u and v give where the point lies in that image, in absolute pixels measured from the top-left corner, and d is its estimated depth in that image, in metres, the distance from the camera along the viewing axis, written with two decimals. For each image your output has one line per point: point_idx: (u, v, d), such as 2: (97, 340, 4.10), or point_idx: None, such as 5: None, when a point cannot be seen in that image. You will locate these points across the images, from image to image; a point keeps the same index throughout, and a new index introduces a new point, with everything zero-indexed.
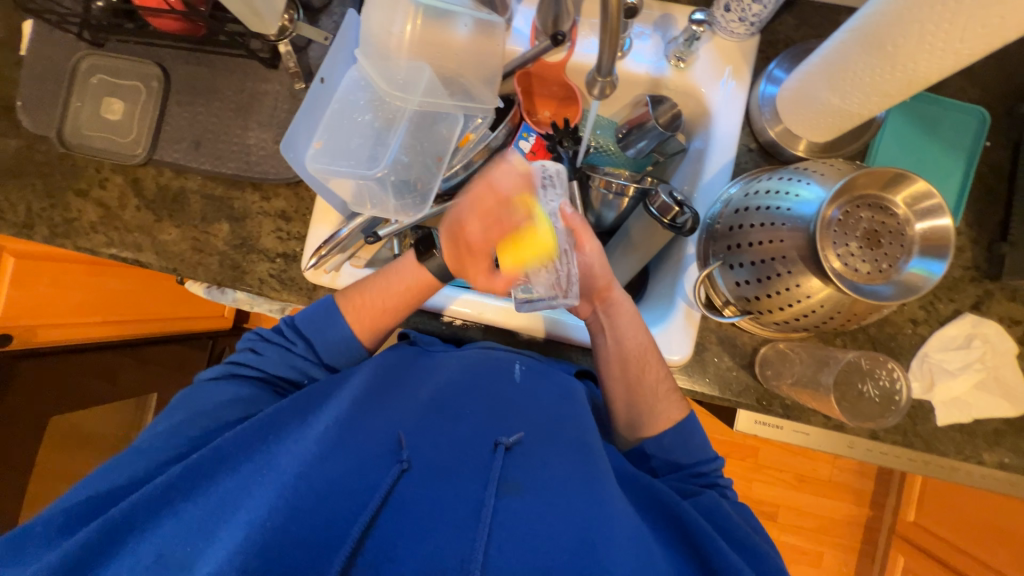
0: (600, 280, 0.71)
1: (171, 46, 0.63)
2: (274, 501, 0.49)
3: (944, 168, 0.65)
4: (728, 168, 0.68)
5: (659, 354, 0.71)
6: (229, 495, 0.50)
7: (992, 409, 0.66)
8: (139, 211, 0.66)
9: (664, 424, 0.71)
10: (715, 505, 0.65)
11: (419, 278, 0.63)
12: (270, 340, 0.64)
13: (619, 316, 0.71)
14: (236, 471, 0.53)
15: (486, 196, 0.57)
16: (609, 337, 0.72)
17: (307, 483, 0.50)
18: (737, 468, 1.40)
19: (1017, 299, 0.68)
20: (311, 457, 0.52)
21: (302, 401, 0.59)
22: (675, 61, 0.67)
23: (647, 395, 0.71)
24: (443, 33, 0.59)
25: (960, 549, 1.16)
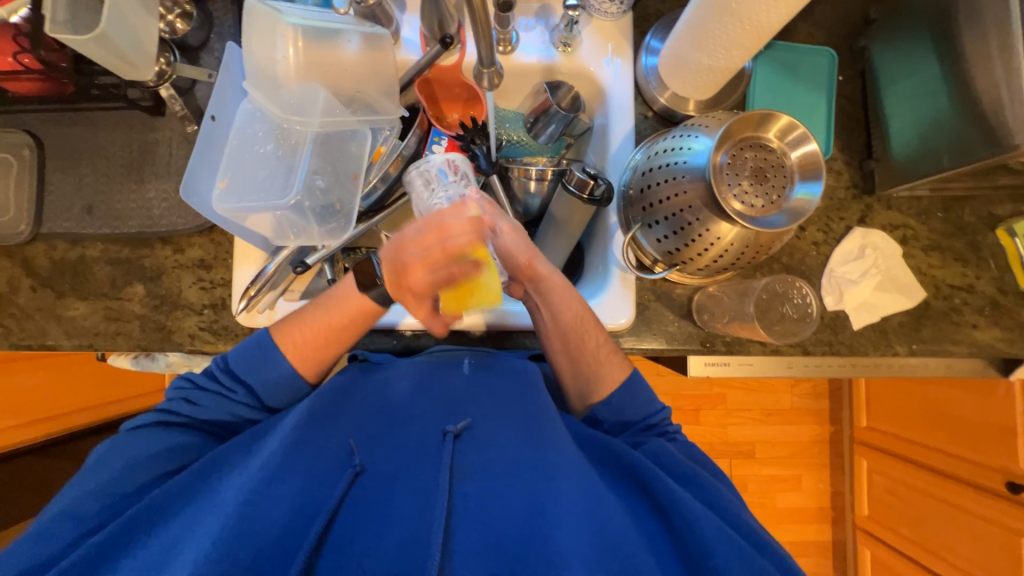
0: (519, 257, 0.65)
1: (45, 110, 0.71)
2: (218, 529, 0.50)
3: (808, 107, 0.76)
4: (631, 136, 0.75)
5: (598, 320, 0.68)
6: (184, 536, 0.51)
7: (893, 305, 0.74)
8: (36, 291, 0.72)
9: (611, 387, 0.66)
10: (660, 447, 0.62)
11: (360, 305, 0.64)
12: (202, 387, 0.62)
13: (551, 292, 0.66)
14: (195, 507, 0.54)
15: (437, 246, 0.55)
16: (546, 313, 0.66)
17: (260, 506, 0.52)
18: (711, 418, 1.65)
19: (894, 207, 0.76)
20: (254, 482, 0.53)
21: (251, 437, 0.60)
22: (562, 47, 0.75)
23: (589, 363, 0.66)
24: (330, 52, 0.64)
25: (911, 440, 1.44)
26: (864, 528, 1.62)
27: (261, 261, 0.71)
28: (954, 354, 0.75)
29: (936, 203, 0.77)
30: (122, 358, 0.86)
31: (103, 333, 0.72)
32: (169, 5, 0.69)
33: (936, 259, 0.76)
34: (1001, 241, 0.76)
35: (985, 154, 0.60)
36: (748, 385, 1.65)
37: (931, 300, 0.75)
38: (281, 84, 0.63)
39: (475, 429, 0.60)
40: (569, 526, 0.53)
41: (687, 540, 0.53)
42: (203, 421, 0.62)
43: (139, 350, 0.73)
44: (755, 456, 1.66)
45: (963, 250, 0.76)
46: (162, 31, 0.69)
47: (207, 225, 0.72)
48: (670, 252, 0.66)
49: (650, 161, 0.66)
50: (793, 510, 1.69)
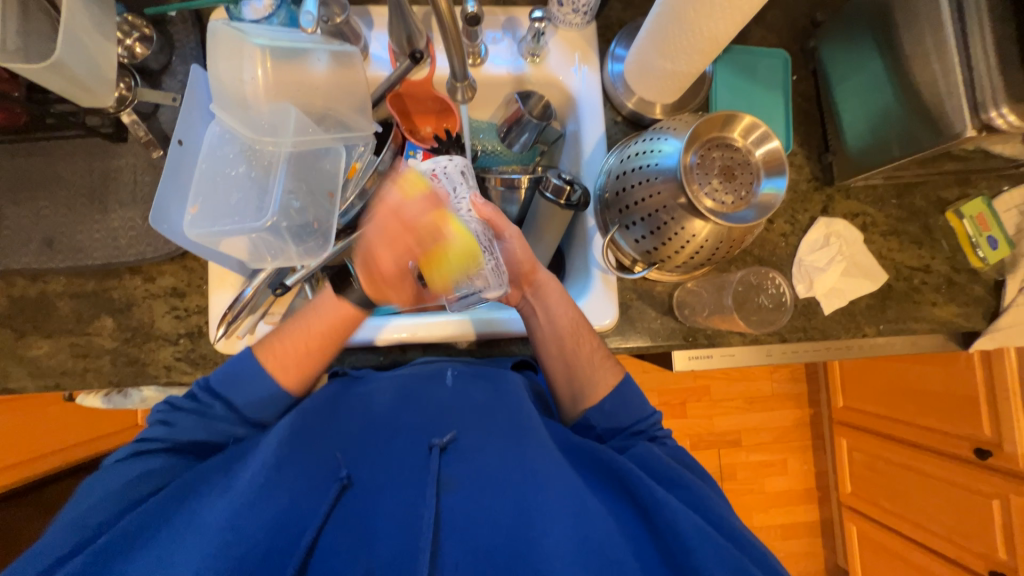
0: (521, 264, 0.68)
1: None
2: (198, 555, 0.48)
3: (768, 105, 0.79)
4: (603, 141, 0.77)
5: (593, 329, 0.70)
6: (158, 564, 0.48)
7: (860, 288, 0.78)
8: None
9: (604, 392, 0.67)
10: (646, 452, 0.63)
11: (340, 315, 0.64)
12: (182, 408, 0.61)
13: (548, 295, 0.69)
14: (171, 532, 0.50)
15: (396, 227, 0.59)
16: (542, 319, 0.69)
17: (243, 529, 0.50)
18: (697, 410, 1.68)
19: (853, 196, 0.81)
20: (236, 504, 0.51)
21: (227, 460, 0.58)
22: (531, 58, 0.76)
23: (583, 368, 0.68)
24: (300, 73, 0.64)
25: (886, 417, 1.51)
26: (848, 505, 1.67)
27: (238, 285, 0.70)
28: (917, 331, 0.79)
29: (890, 190, 0.82)
30: (92, 396, 0.83)
31: (71, 371, 0.69)
32: (127, 30, 0.67)
33: (894, 242, 0.81)
34: (950, 222, 0.81)
35: (930, 143, 0.64)
36: (730, 374, 1.70)
37: (893, 282, 0.80)
38: (250, 105, 0.62)
39: (461, 440, 0.61)
40: (557, 533, 0.53)
41: (670, 543, 0.54)
42: (186, 443, 0.60)
43: (111, 386, 0.70)
44: (742, 444, 1.71)
45: (918, 233, 0.81)
46: (121, 56, 0.67)
47: (179, 252, 0.69)
48: (648, 251, 0.68)
49: (624, 164, 0.68)
50: (781, 493, 1.74)
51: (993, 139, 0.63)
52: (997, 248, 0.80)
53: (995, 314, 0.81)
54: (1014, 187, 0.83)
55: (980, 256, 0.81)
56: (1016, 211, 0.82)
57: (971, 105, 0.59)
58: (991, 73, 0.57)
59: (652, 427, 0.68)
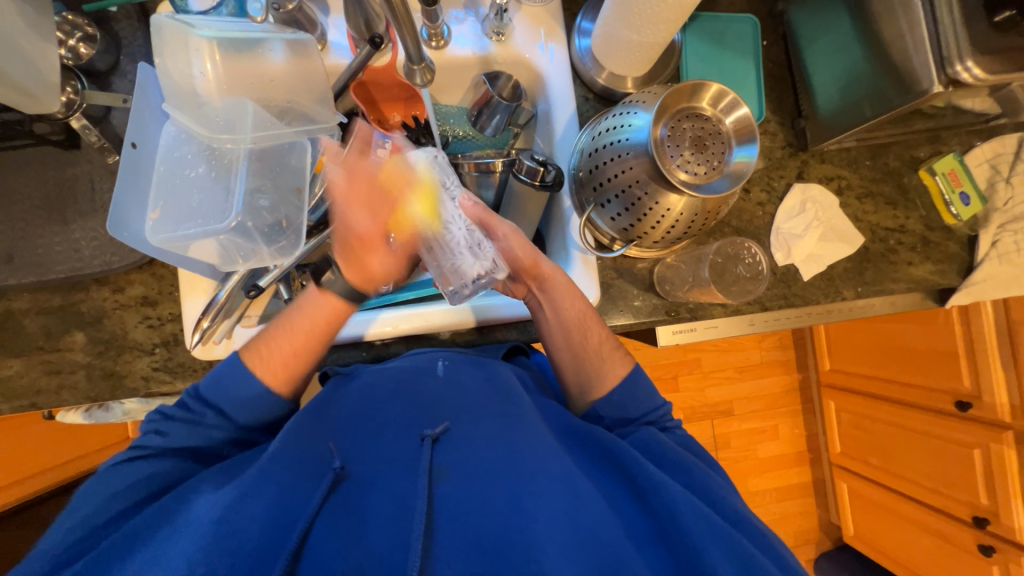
0: (523, 261, 0.66)
1: None
2: (191, 551, 0.48)
3: (739, 72, 0.78)
4: (575, 119, 0.75)
5: (598, 315, 0.70)
6: (153, 561, 0.48)
7: (837, 252, 0.79)
8: None
9: (614, 382, 0.68)
10: (649, 436, 0.63)
11: (332, 307, 0.63)
12: (178, 428, 0.59)
13: (554, 289, 0.67)
14: (166, 534, 0.50)
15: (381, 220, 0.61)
16: (549, 310, 0.68)
17: (237, 523, 0.51)
18: (689, 382, 1.71)
19: (827, 161, 0.81)
20: (230, 499, 0.52)
21: (227, 468, 0.58)
22: (495, 37, 0.74)
23: (590, 356, 0.68)
24: (254, 64, 0.61)
25: (872, 377, 1.54)
26: (839, 465, 1.72)
27: (211, 289, 0.68)
28: (894, 291, 0.80)
29: (863, 152, 0.82)
30: (74, 412, 0.82)
31: (45, 390, 0.67)
32: (68, 29, 0.65)
33: (869, 205, 0.81)
34: (924, 180, 0.82)
35: (900, 102, 0.63)
36: (720, 346, 1.72)
37: (870, 244, 0.80)
38: (203, 102, 0.60)
39: (453, 430, 0.61)
40: (548, 518, 0.54)
41: (665, 522, 0.55)
42: (193, 442, 0.60)
43: (89, 401, 0.69)
44: (735, 413, 1.74)
45: (892, 193, 0.82)
46: (65, 57, 0.64)
47: (146, 260, 0.67)
48: (625, 228, 0.67)
49: (596, 141, 0.67)
50: (774, 458, 1.78)
51: (959, 94, 0.63)
52: (969, 204, 0.82)
53: (969, 269, 0.82)
54: (984, 142, 0.84)
55: (953, 213, 0.82)
56: (987, 166, 0.84)
57: (937, 61, 0.58)
58: (955, 27, 0.56)
59: (662, 418, 0.68)
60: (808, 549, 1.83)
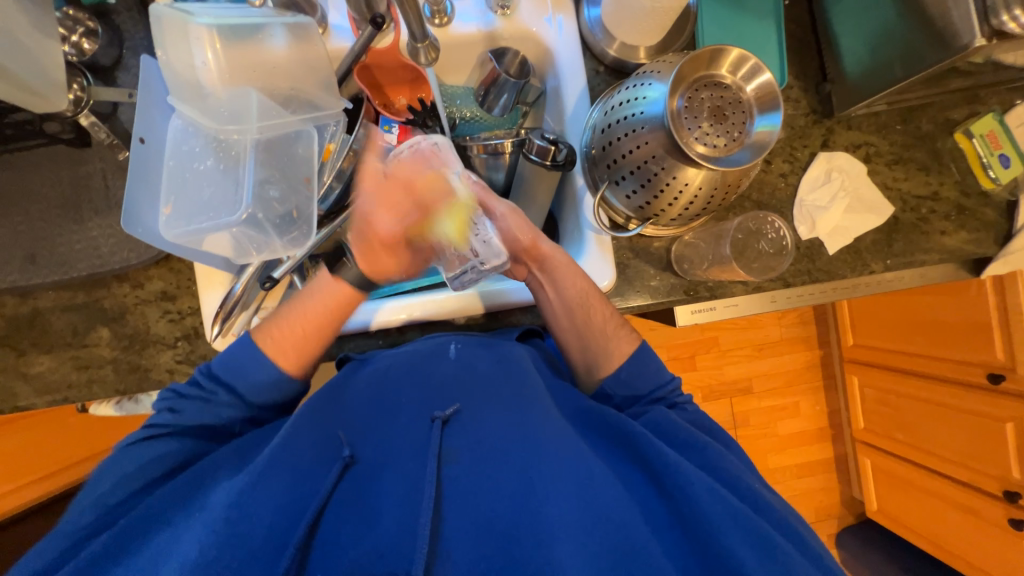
0: (524, 239, 0.67)
1: None
2: (204, 536, 0.48)
3: (760, 35, 0.74)
4: (586, 94, 0.73)
5: (603, 294, 0.68)
6: (172, 546, 0.49)
7: (864, 224, 0.75)
8: None
9: (618, 360, 0.67)
10: (661, 417, 0.63)
11: (336, 292, 0.64)
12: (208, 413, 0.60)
13: (555, 269, 0.67)
14: (183, 520, 0.51)
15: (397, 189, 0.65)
16: (550, 291, 0.68)
17: (247, 509, 0.50)
18: (707, 361, 1.69)
19: (854, 127, 0.76)
20: (244, 483, 0.52)
21: (241, 454, 0.58)
22: (500, 11, 0.71)
23: (595, 335, 0.67)
24: (256, 51, 0.60)
25: (898, 351, 1.50)
26: (862, 441, 1.69)
27: (227, 282, 0.68)
28: (926, 262, 0.77)
29: (893, 116, 0.77)
30: (105, 405, 0.86)
31: (76, 384, 0.69)
32: (70, 25, 0.64)
33: (899, 171, 0.77)
34: (959, 143, 0.77)
35: (936, 59, 0.59)
36: (738, 324, 1.69)
37: (900, 214, 0.76)
38: (208, 93, 0.59)
39: (463, 412, 0.61)
40: (560, 502, 0.54)
41: (682, 506, 0.54)
42: (193, 427, 0.60)
43: (118, 395, 0.71)
44: (754, 391, 1.72)
45: (925, 159, 0.77)
46: (67, 53, 0.64)
47: (163, 255, 0.68)
48: (640, 206, 0.65)
49: (608, 116, 0.65)
50: (794, 435, 1.77)
51: (1002, 48, 0.58)
52: (1009, 166, 0.77)
53: (1007, 237, 0.77)
54: None
55: (991, 177, 0.77)
56: None
57: (979, 10, 0.53)
58: None
59: (672, 394, 0.67)
60: (830, 524, 1.83)
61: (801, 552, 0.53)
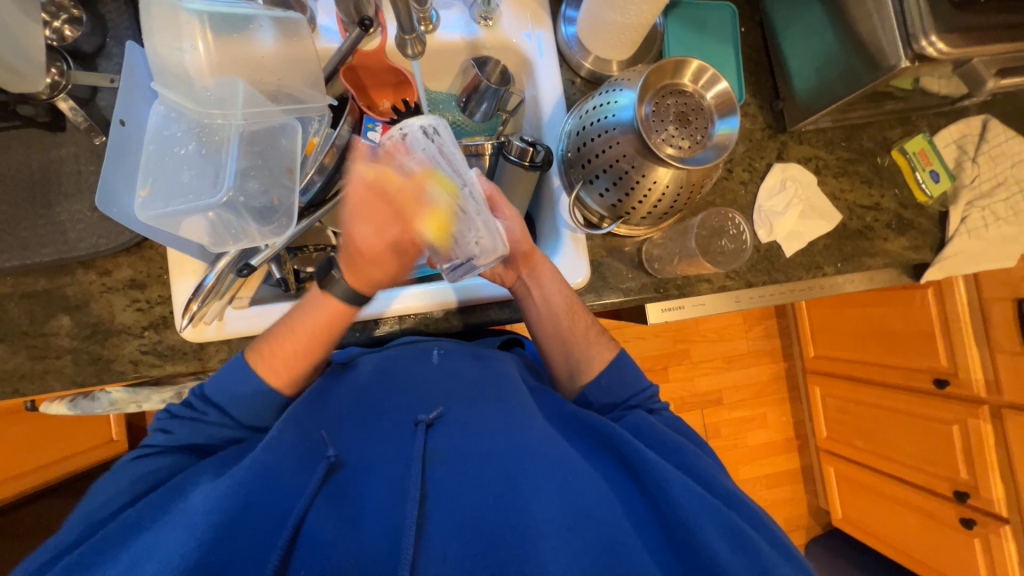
0: (521, 245, 0.66)
1: None
2: (185, 544, 0.46)
3: (720, 57, 0.81)
4: (562, 102, 0.77)
5: (585, 306, 0.72)
6: (146, 554, 0.47)
7: (816, 229, 0.82)
8: None
9: (600, 366, 0.69)
10: (641, 420, 0.64)
11: (330, 309, 0.61)
12: (180, 415, 0.60)
13: (545, 275, 0.68)
14: (160, 527, 0.49)
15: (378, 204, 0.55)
16: (538, 296, 0.69)
17: (232, 516, 0.49)
18: (679, 372, 1.73)
19: (805, 141, 0.84)
20: (226, 487, 0.50)
21: (228, 459, 0.57)
22: (483, 21, 0.76)
23: (579, 343, 0.70)
24: (241, 42, 0.62)
25: (855, 361, 1.58)
26: (826, 449, 1.76)
27: (200, 271, 0.67)
28: (872, 267, 0.84)
29: (838, 134, 0.85)
30: (57, 404, 0.85)
31: (29, 375, 0.66)
32: (53, 10, 0.64)
33: (846, 183, 0.84)
34: (897, 160, 0.85)
35: (869, 79, 0.66)
36: (708, 336, 1.75)
37: (848, 221, 0.83)
38: (195, 81, 0.60)
39: (448, 415, 0.61)
40: (544, 499, 0.54)
41: (661, 502, 0.55)
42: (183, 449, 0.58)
43: (74, 387, 0.67)
44: (724, 402, 1.77)
45: (867, 172, 0.85)
46: (48, 38, 0.63)
47: (135, 241, 0.67)
48: (613, 204, 0.69)
49: (583, 120, 0.69)
50: (763, 446, 1.82)
51: (924, 70, 0.66)
52: (939, 181, 0.85)
53: (941, 245, 0.86)
54: (951, 123, 0.88)
55: (925, 191, 0.85)
56: (954, 146, 0.88)
57: (904, 37, 0.60)
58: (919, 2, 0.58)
59: (648, 401, 0.69)
60: (799, 534, 1.86)
61: (772, 545, 0.55)
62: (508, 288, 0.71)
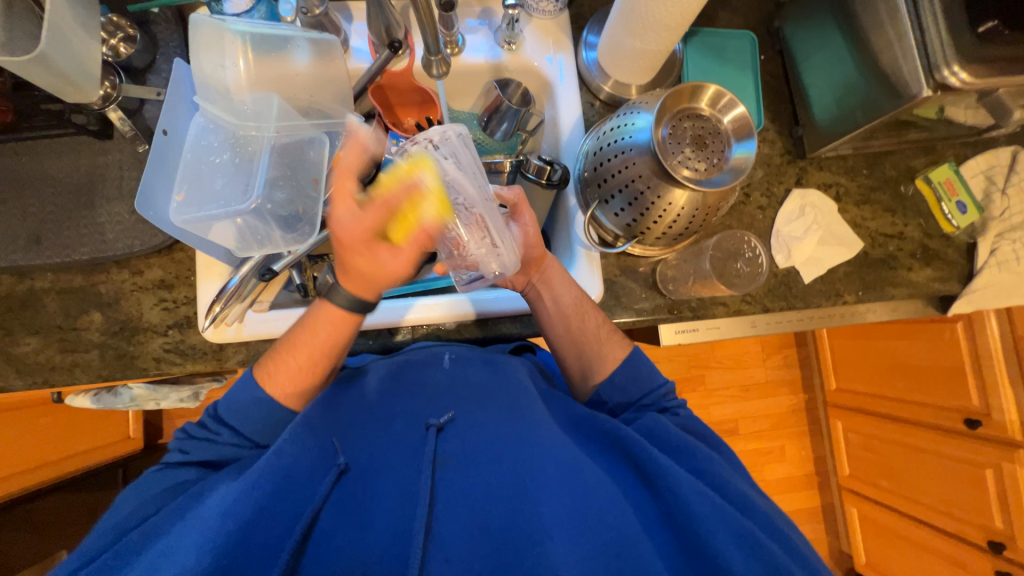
0: (534, 250, 0.67)
1: None
2: (204, 545, 0.46)
3: (739, 83, 0.82)
4: (580, 123, 0.79)
5: (596, 304, 0.72)
6: (164, 559, 0.46)
7: (836, 256, 0.80)
8: None
9: (613, 365, 0.68)
10: (654, 422, 0.62)
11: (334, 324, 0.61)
12: (194, 436, 0.61)
13: (553, 276, 0.69)
14: (180, 529, 0.48)
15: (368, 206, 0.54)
16: (548, 301, 0.69)
17: (244, 519, 0.48)
18: (694, 400, 1.69)
19: (826, 168, 0.83)
20: (237, 492, 0.49)
21: (243, 465, 0.58)
22: (507, 46, 0.79)
23: (590, 341, 0.69)
24: (277, 60, 0.65)
25: (879, 396, 1.52)
26: (848, 488, 1.68)
27: (226, 274, 0.70)
28: (895, 297, 0.81)
29: (860, 161, 0.84)
30: (82, 396, 0.89)
31: (59, 368, 0.69)
32: (111, 30, 0.69)
33: (867, 211, 0.83)
34: (921, 189, 0.84)
35: (891, 107, 0.66)
36: (724, 363, 1.72)
37: (870, 249, 0.82)
38: (233, 96, 0.64)
39: (458, 420, 0.61)
40: (553, 501, 0.53)
41: (673, 510, 0.53)
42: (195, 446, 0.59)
43: (99, 381, 0.70)
44: (740, 432, 1.72)
45: (890, 201, 0.84)
46: (105, 54, 0.68)
47: (167, 243, 0.70)
48: (628, 224, 0.69)
49: (600, 141, 0.71)
50: (780, 481, 1.75)
51: (948, 100, 0.65)
52: (966, 212, 0.84)
53: (969, 277, 0.83)
54: (978, 154, 0.87)
55: (951, 221, 0.84)
56: (982, 177, 0.86)
57: (925, 67, 0.60)
58: (940, 34, 0.58)
59: (664, 399, 0.67)
60: None
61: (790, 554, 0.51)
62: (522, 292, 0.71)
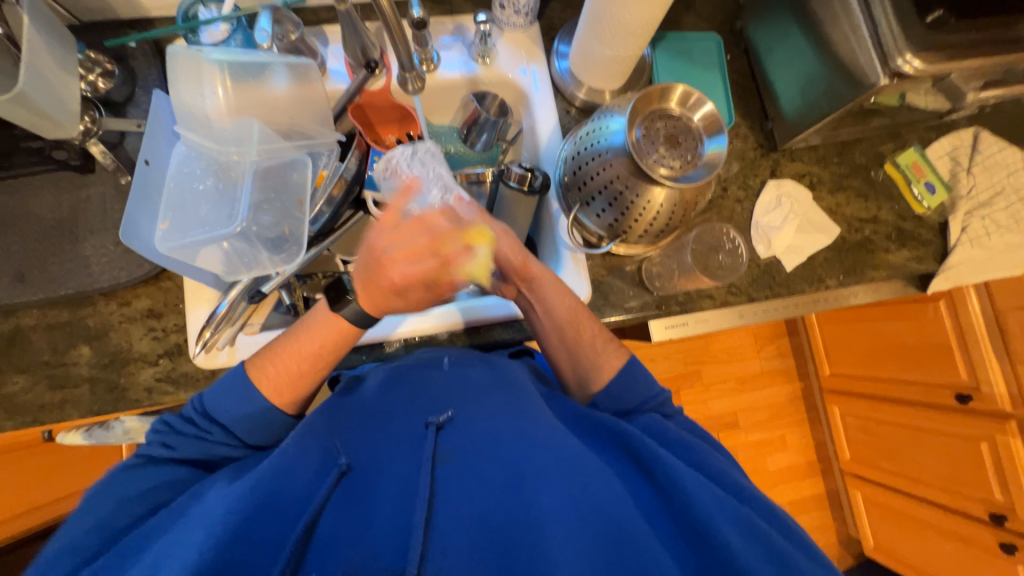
0: (513, 262, 0.67)
1: None
2: (204, 542, 0.45)
3: (708, 83, 0.85)
4: (558, 130, 0.81)
5: (591, 314, 0.72)
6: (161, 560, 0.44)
7: (815, 243, 0.82)
8: None
9: (610, 375, 0.68)
10: (652, 420, 0.63)
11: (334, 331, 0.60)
12: (180, 430, 0.57)
13: (544, 290, 0.68)
14: (177, 528, 0.47)
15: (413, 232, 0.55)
16: (540, 310, 0.70)
17: (247, 521, 0.47)
18: (691, 395, 1.70)
19: (798, 159, 0.86)
20: (239, 494, 0.48)
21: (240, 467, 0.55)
22: (481, 60, 0.81)
23: (586, 352, 0.69)
24: (255, 85, 0.66)
25: (872, 378, 1.54)
26: (851, 473, 1.68)
27: (215, 299, 0.70)
28: (875, 279, 0.84)
29: (830, 150, 0.87)
30: (74, 434, 0.88)
31: (49, 405, 0.68)
32: (89, 65, 0.69)
33: (841, 197, 0.86)
34: (891, 173, 0.87)
35: (852, 96, 0.69)
36: (718, 357, 1.73)
37: (846, 235, 0.84)
38: (214, 124, 0.64)
39: (458, 417, 0.61)
40: (554, 493, 0.53)
41: (679, 505, 0.53)
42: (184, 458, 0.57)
43: (90, 416, 0.69)
44: (740, 424, 1.73)
45: (862, 186, 0.86)
46: (83, 90, 0.69)
47: (154, 272, 0.70)
48: (610, 223, 0.71)
49: (578, 145, 0.72)
50: (784, 470, 1.75)
51: (906, 86, 0.68)
52: (935, 192, 0.87)
53: (944, 255, 0.86)
54: (941, 136, 0.90)
55: (922, 202, 0.86)
56: (947, 158, 0.89)
57: (881, 56, 0.63)
58: (891, 25, 0.61)
59: (662, 406, 0.67)
60: None
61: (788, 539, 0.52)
62: (513, 301, 0.73)
